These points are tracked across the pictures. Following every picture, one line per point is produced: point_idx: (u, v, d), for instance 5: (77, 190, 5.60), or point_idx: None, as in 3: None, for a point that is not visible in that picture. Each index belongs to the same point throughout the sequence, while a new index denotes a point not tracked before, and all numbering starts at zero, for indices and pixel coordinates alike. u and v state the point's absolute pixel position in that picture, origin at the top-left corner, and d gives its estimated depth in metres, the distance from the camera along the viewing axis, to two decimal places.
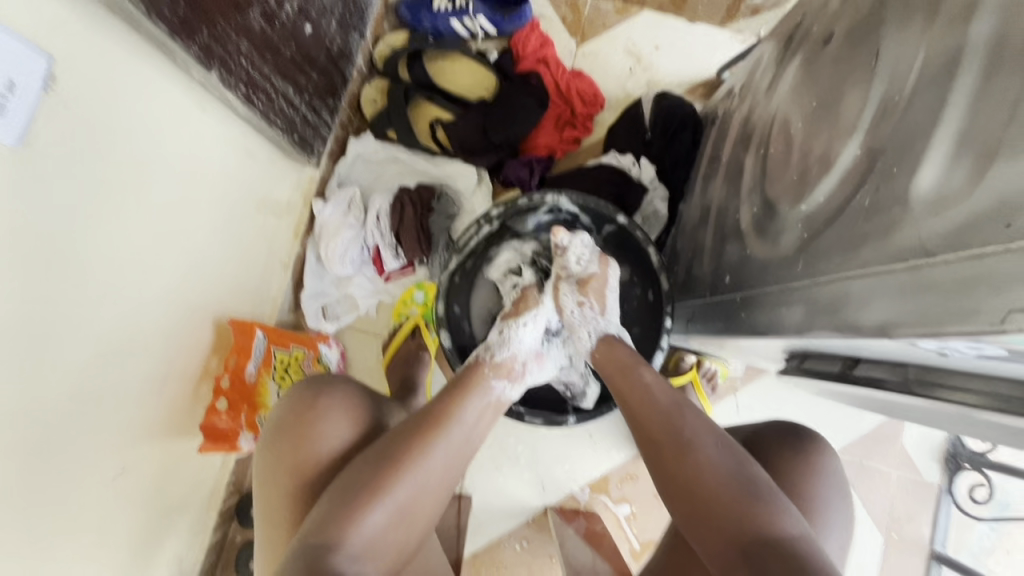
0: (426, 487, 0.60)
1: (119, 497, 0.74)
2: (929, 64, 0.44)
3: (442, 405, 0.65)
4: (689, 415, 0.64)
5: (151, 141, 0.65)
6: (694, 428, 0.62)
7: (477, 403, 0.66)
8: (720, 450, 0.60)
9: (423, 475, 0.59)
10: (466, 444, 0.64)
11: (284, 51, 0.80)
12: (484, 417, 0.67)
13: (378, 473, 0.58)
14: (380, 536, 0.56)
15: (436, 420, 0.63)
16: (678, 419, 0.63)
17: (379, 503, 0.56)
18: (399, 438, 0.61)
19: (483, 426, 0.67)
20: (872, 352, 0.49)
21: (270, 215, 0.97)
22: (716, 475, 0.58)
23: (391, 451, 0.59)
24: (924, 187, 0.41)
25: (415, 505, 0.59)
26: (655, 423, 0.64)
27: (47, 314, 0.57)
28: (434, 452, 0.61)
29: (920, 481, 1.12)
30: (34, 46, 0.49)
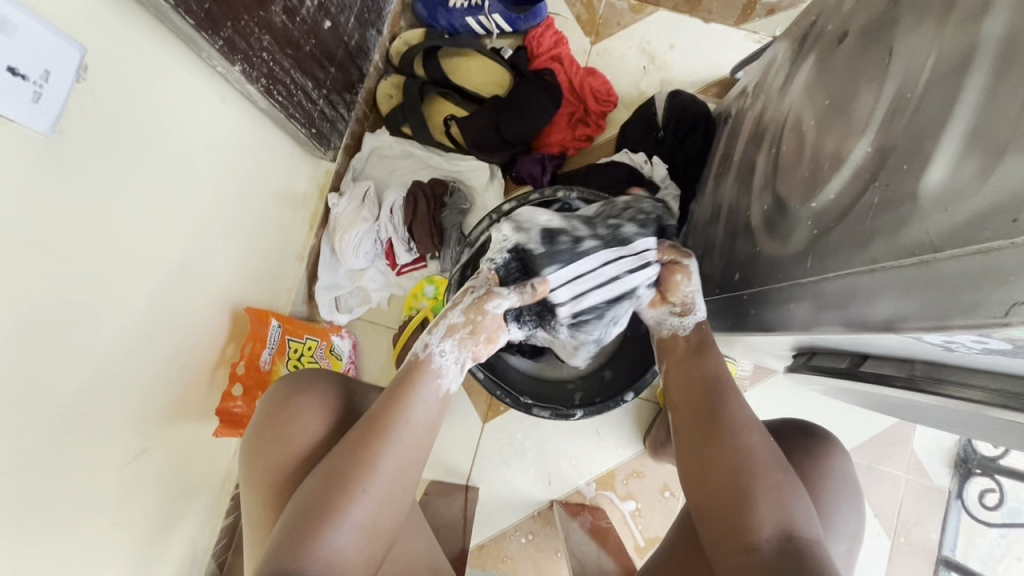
0: (392, 494, 0.58)
1: (136, 478, 0.76)
2: (942, 61, 0.44)
3: (385, 406, 0.61)
4: (743, 412, 0.63)
5: (176, 131, 0.67)
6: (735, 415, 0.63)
7: (423, 399, 0.63)
8: (763, 440, 0.60)
9: (386, 472, 0.58)
10: (420, 443, 0.62)
11: (304, 46, 0.82)
12: (432, 411, 0.64)
13: (334, 486, 0.56)
14: (349, 555, 0.55)
15: (382, 422, 0.60)
16: (731, 417, 0.63)
17: (343, 518, 0.55)
18: (354, 445, 0.59)
19: (434, 421, 0.64)
20: (878, 347, 0.50)
21: (287, 208, 0.99)
22: (757, 457, 0.59)
23: (348, 458, 0.58)
24: (933, 183, 0.41)
25: (383, 515, 0.58)
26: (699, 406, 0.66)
27: (73, 297, 0.59)
28: (391, 454, 0.59)
29: (930, 485, 1.11)
30: (68, 37, 0.51)
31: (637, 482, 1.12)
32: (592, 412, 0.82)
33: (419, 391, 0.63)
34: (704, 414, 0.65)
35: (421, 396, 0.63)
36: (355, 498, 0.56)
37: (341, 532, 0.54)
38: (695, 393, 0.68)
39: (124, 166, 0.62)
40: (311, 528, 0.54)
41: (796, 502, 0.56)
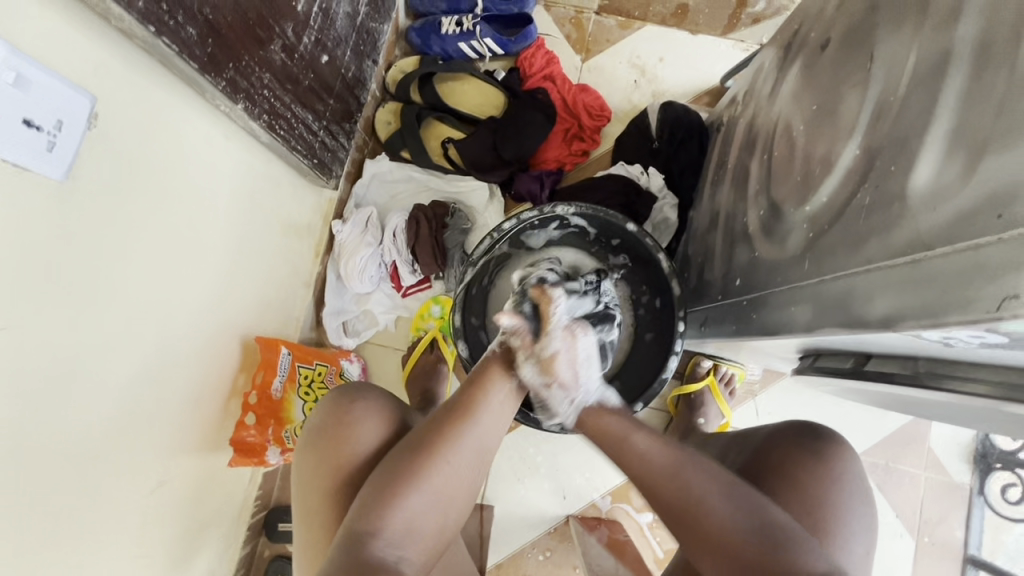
0: (463, 479, 0.61)
1: (155, 510, 0.77)
2: (921, 64, 0.46)
3: (464, 395, 0.65)
4: (693, 478, 0.61)
5: (182, 169, 0.70)
6: (697, 483, 0.60)
7: (506, 391, 0.67)
8: (720, 491, 0.59)
9: (463, 457, 0.61)
10: (490, 436, 0.64)
11: (303, 81, 0.84)
12: (510, 404, 0.68)
13: (411, 463, 0.59)
14: (418, 525, 0.57)
15: (459, 411, 0.63)
16: (690, 486, 0.60)
17: (418, 488, 0.57)
18: (435, 427, 0.62)
19: (508, 411, 0.68)
20: (879, 346, 0.50)
21: (293, 237, 1.01)
22: (727, 527, 0.57)
23: (426, 437, 0.61)
24: (921, 183, 0.42)
25: (453, 495, 0.60)
26: (662, 487, 0.62)
27: (90, 335, 0.61)
28: (469, 440, 0.62)
29: (950, 483, 1.10)
30: (78, 87, 0.53)
31: None
32: None
33: (500, 378, 0.68)
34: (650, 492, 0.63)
35: (505, 382, 0.68)
36: (432, 469, 0.58)
37: (415, 499, 0.57)
38: (634, 469, 0.65)
39: (136, 205, 0.64)
40: (391, 492, 0.57)
41: (800, 554, 0.54)
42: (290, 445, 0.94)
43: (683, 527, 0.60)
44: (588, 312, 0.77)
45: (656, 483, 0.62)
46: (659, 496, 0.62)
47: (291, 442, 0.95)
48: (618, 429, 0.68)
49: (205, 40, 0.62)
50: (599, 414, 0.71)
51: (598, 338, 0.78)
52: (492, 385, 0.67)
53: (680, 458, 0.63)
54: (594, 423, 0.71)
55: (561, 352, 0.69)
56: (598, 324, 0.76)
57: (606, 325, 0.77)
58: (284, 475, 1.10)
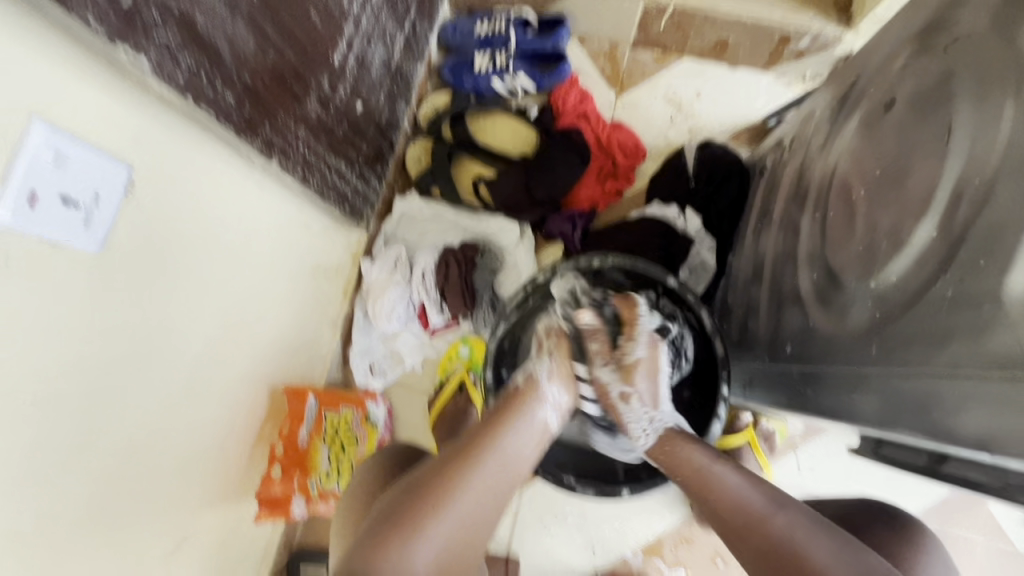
0: (473, 527, 0.57)
1: (179, 566, 0.76)
2: (1016, 147, 0.41)
3: (498, 409, 0.66)
4: (783, 524, 0.58)
5: (217, 226, 0.69)
6: (787, 528, 0.57)
7: (527, 430, 0.64)
8: (822, 538, 0.56)
9: (473, 499, 0.58)
10: (514, 462, 0.62)
11: (337, 130, 0.83)
12: (531, 444, 0.64)
13: (438, 475, 0.58)
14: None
15: (492, 425, 0.63)
16: (779, 537, 0.57)
17: (421, 535, 0.54)
18: (467, 446, 0.61)
19: (530, 452, 0.64)
20: (962, 454, 0.45)
21: (322, 279, 1.00)
22: None
23: (436, 474, 0.58)
24: (1020, 289, 0.38)
25: (463, 542, 0.56)
26: (747, 535, 0.59)
27: (122, 400, 0.60)
28: (482, 480, 0.59)
29: (1011, 551, 1.01)
30: (114, 157, 0.52)
31: (686, 549, 1.06)
32: (639, 490, 0.79)
33: (519, 420, 0.65)
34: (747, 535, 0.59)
35: (525, 423, 0.65)
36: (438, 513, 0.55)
37: (420, 549, 0.54)
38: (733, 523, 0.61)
39: (172, 265, 0.63)
40: (395, 535, 0.54)
41: None
42: (314, 493, 0.94)
43: (762, 565, 0.57)
44: (625, 374, 0.70)
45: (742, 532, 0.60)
46: (746, 545, 0.59)
47: (316, 490, 0.94)
48: (701, 464, 0.65)
49: (243, 104, 0.61)
50: (673, 441, 0.69)
51: (643, 408, 0.71)
52: (513, 424, 0.64)
53: (765, 504, 0.60)
54: (666, 454, 0.69)
55: (642, 362, 0.70)
56: (637, 385, 0.70)
57: (653, 380, 0.71)
58: (307, 517, 1.08)
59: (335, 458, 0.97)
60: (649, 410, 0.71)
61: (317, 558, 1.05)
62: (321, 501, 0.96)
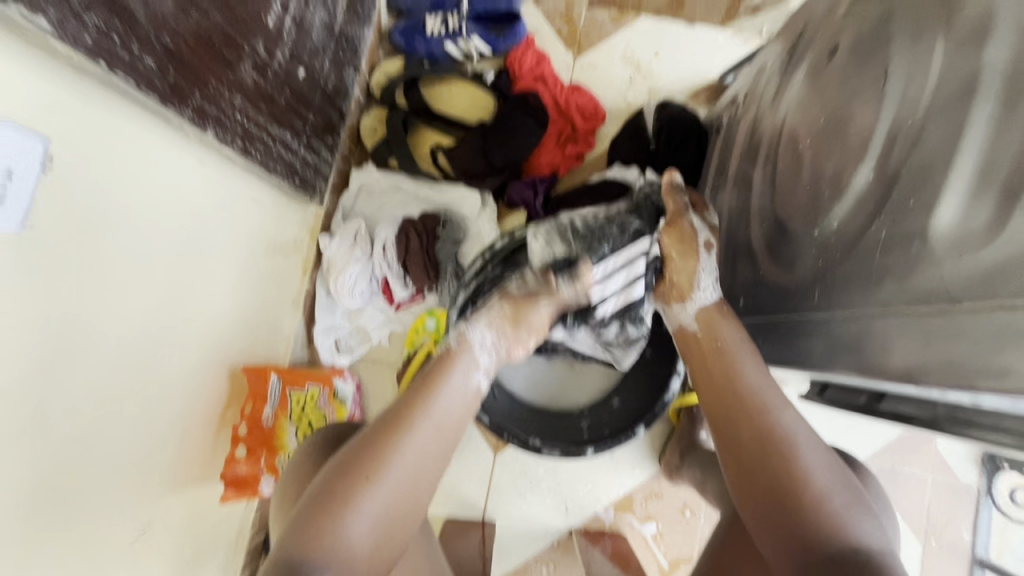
0: (410, 497, 0.57)
1: (146, 551, 0.76)
2: (944, 86, 0.42)
3: (429, 372, 0.65)
4: (785, 420, 0.60)
5: (156, 201, 0.66)
6: (786, 424, 0.60)
7: (455, 394, 0.64)
8: (818, 454, 0.57)
9: (405, 467, 0.57)
10: (445, 424, 0.62)
11: (278, 98, 0.79)
12: (461, 404, 0.64)
13: (371, 447, 0.57)
14: (359, 550, 0.53)
15: (421, 389, 0.63)
16: (780, 430, 0.59)
17: (354, 512, 0.53)
18: (396, 412, 0.60)
19: (459, 415, 0.63)
20: (896, 388, 0.47)
21: (278, 256, 0.97)
22: (817, 485, 0.55)
23: (368, 449, 0.57)
24: (945, 225, 0.39)
25: (399, 513, 0.56)
26: (746, 420, 0.61)
27: (64, 387, 0.58)
28: (415, 449, 0.58)
29: (956, 485, 1.07)
30: (30, 130, 0.48)
31: (656, 503, 1.09)
32: (603, 449, 0.81)
33: (448, 382, 0.64)
34: (748, 440, 0.60)
35: (455, 388, 0.64)
36: (372, 488, 0.55)
37: (357, 525, 0.53)
38: (734, 412, 0.63)
39: (104, 245, 0.60)
40: (327, 515, 0.52)
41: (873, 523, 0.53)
42: (283, 473, 0.93)
43: (760, 459, 0.58)
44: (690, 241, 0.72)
45: (744, 414, 0.62)
46: (743, 426, 0.61)
47: None
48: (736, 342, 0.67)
49: (166, 69, 0.57)
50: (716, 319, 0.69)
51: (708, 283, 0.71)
52: (439, 390, 0.63)
53: (775, 401, 0.62)
54: (705, 331, 0.69)
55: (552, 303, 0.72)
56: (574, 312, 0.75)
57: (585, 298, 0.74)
58: None
59: (302, 436, 0.98)
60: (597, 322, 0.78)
61: None
62: None
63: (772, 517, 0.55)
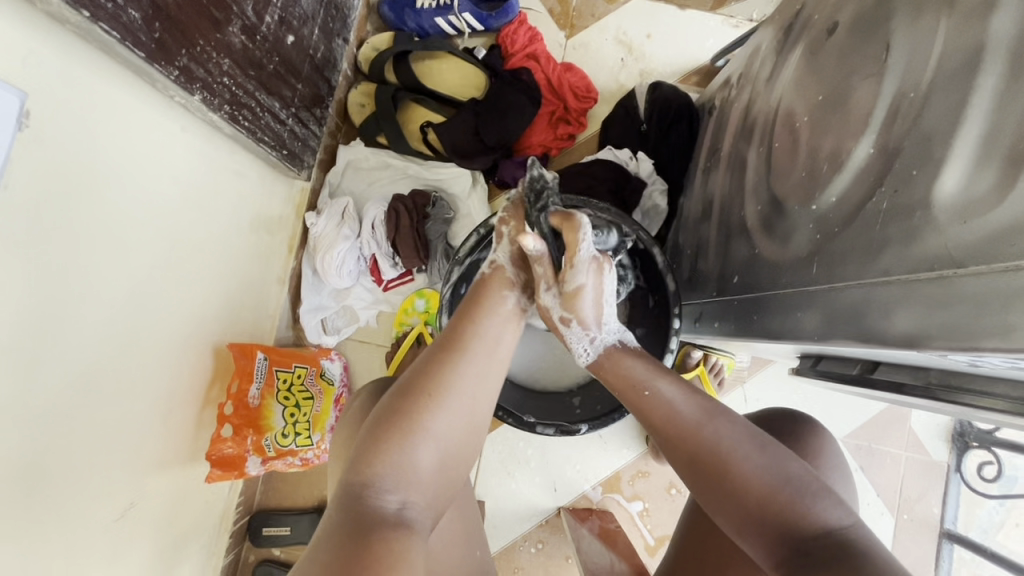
0: (470, 422, 0.57)
1: (128, 531, 0.73)
2: (948, 57, 0.42)
3: (473, 297, 0.65)
4: (719, 428, 0.58)
5: (140, 166, 0.63)
6: (722, 435, 0.57)
7: (502, 317, 0.64)
8: (758, 455, 0.55)
9: (466, 389, 0.57)
10: (496, 348, 0.61)
11: (266, 65, 0.77)
12: (509, 329, 0.64)
13: (436, 370, 0.56)
14: (425, 474, 0.53)
15: (472, 313, 0.63)
16: (711, 444, 0.57)
17: (423, 433, 0.53)
18: (452, 337, 0.60)
19: (508, 338, 0.63)
20: (891, 356, 0.48)
21: (263, 231, 0.95)
22: (756, 488, 0.53)
23: (422, 375, 0.56)
24: (947, 192, 0.40)
25: (461, 436, 0.56)
26: (686, 440, 0.59)
27: (42, 358, 0.55)
28: (472, 372, 0.58)
29: (929, 461, 1.12)
30: (5, 82, 0.45)
31: (643, 482, 1.11)
32: (597, 426, 0.81)
33: (493, 302, 0.65)
34: (695, 471, 0.58)
35: (498, 308, 0.64)
36: (432, 409, 0.54)
37: (421, 447, 0.53)
38: (672, 434, 0.60)
39: (83, 210, 0.57)
40: (391, 438, 0.52)
41: (825, 499, 0.52)
42: (270, 453, 0.91)
43: (699, 478, 0.57)
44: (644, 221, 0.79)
45: (681, 435, 0.59)
46: (679, 450, 0.59)
47: (271, 450, 0.92)
48: (642, 376, 0.64)
49: (152, 24, 0.56)
50: (620, 358, 0.67)
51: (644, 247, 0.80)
52: (487, 314, 0.63)
53: (700, 413, 0.59)
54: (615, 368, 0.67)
55: (586, 286, 0.66)
56: (580, 312, 0.68)
57: (596, 303, 0.68)
58: (266, 480, 1.06)
59: (290, 416, 0.95)
60: (589, 331, 0.69)
61: (278, 518, 1.03)
62: (279, 460, 0.94)
63: (743, 524, 0.54)
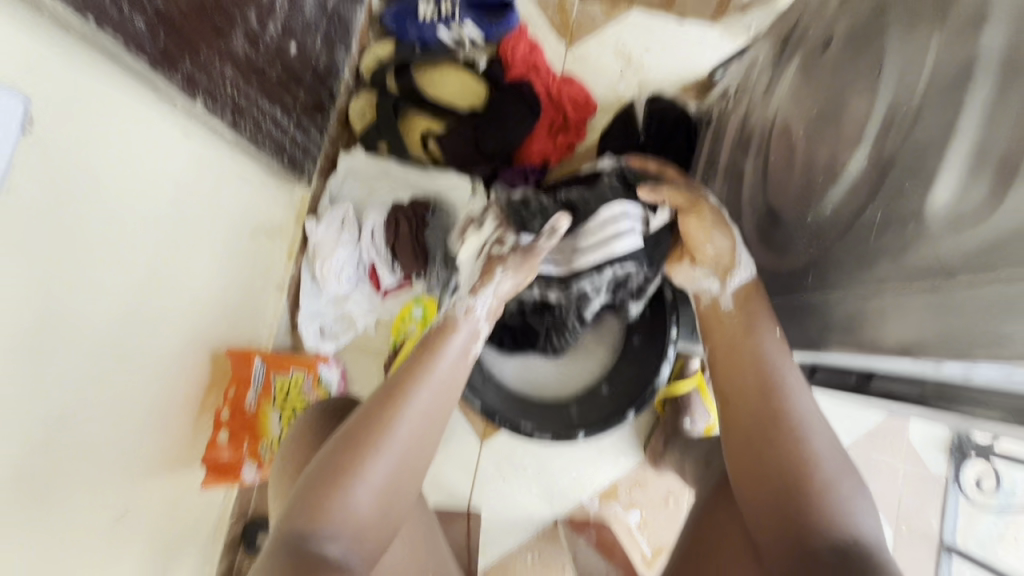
0: (411, 462, 0.57)
1: (122, 537, 0.73)
2: (940, 70, 0.43)
3: (427, 339, 0.64)
4: (791, 412, 0.58)
5: (141, 172, 0.64)
6: (796, 415, 0.58)
7: (455, 358, 0.63)
8: (824, 446, 0.56)
9: (407, 434, 0.57)
10: (447, 393, 0.61)
11: (269, 73, 0.78)
12: (461, 371, 0.64)
13: (379, 415, 0.56)
14: (364, 518, 0.53)
15: (421, 354, 0.62)
16: (784, 429, 0.57)
17: (362, 479, 0.53)
18: (400, 382, 0.59)
19: (459, 380, 0.63)
20: (886, 365, 0.49)
21: (263, 237, 0.95)
22: (812, 468, 0.54)
23: (366, 419, 0.56)
24: (940, 204, 0.40)
25: (401, 478, 0.56)
26: (750, 418, 0.59)
27: (40, 362, 0.55)
28: (416, 417, 0.58)
29: (927, 474, 1.11)
30: (10, 87, 0.46)
31: (641, 492, 1.11)
32: (592, 434, 0.82)
33: (449, 339, 0.65)
34: (754, 447, 0.58)
35: (450, 349, 0.63)
36: (376, 455, 0.54)
37: (363, 491, 0.53)
38: (747, 392, 0.61)
39: (85, 215, 0.57)
40: (331, 485, 0.52)
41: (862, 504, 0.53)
42: (267, 459, 0.92)
43: (754, 458, 0.58)
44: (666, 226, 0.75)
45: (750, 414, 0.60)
46: (742, 422, 0.60)
47: (267, 456, 0.92)
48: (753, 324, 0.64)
49: (157, 32, 0.57)
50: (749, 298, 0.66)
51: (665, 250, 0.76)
52: (438, 355, 0.62)
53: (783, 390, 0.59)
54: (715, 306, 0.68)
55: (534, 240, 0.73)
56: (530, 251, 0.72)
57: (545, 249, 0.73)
58: (262, 488, 1.05)
59: (287, 423, 0.96)
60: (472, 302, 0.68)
61: None
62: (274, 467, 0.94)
63: (771, 498, 0.55)
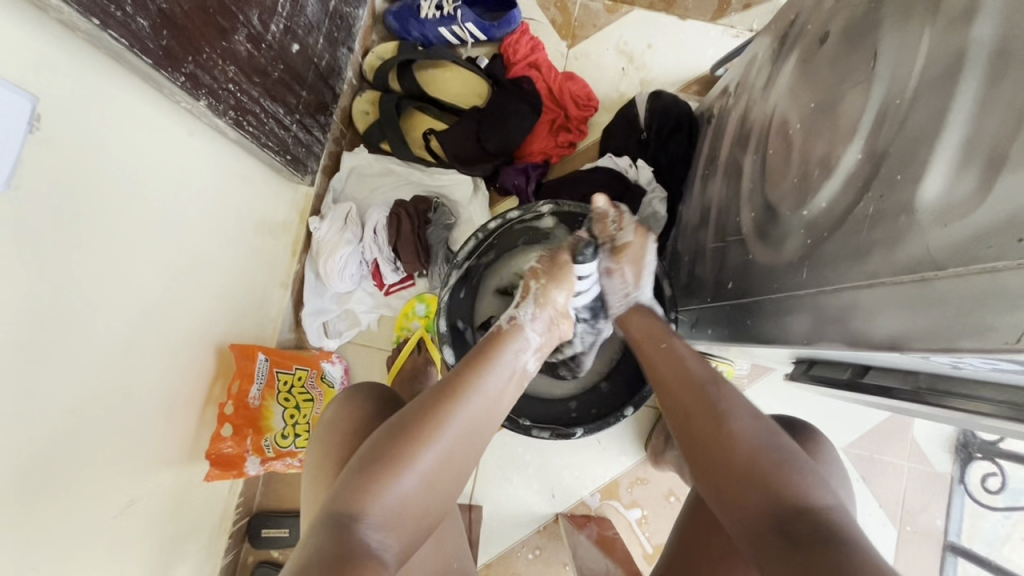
0: (457, 462, 0.57)
1: (129, 527, 0.74)
2: (933, 62, 0.43)
3: (483, 347, 0.65)
4: (727, 416, 0.59)
5: (146, 170, 0.65)
6: (729, 416, 0.59)
7: (508, 370, 0.64)
8: (754, 423, 0.58)
9: (457, 434, 0.57)
10: (497, 404, 0.62)
11: (271, 72, 0.79)
12: (511, 386, 0.64)
13: (433, 410, 0.57)
14: (408, 509, 0.54)
15: (476, 359, 0.63)
16: (715, 424, 0.59)
17: (410, 470, 0.54)
18: (456, 382, 0.60)
19: (507, 396, 0.64)
20: (882, 360, 0.48)
21: (267, 234, 0.96)
22: (762, 455, 0.55)
23: (421, 415, 0.56)
24: (929, 196, 0.41)
25: (446, 472, 0.57)
26: (688, 404, 0.63)
27: (49, 354, 0.57)
28: (468, 416, 0.58)
29: (932, 473, 1.10)
30: (17, 87, 0.47)
31: (642, 489, 1.11)
32: (593, 430, 0.82)
33: (503, 356, 0.65)
34: (697, 438, 0.60)
35: (505, 361, 0.64)
36: (426, 448, 0.55)
37: (408, 480, 0.53)
38: (676, 372, 0.67)
39: (91, 210, 0.59)
40: (380, 475, 0.53)
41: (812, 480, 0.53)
42: (270, 454, 0.93)
43: (707, 450, 0.59)
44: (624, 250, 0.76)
45: (684, 392, 0.64)
46: (684, 412, 0.63)
47: (271, 450, 0.93)
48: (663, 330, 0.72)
49: (160, 31, 0.58)
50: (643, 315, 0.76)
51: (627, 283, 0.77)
52: (493, 363, 0.63)
53: (707, 398, 0.62)
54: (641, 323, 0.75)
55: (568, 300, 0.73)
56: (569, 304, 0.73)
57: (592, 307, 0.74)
58: (266, 481, 1.06)
59: (290, 417, 0.97)
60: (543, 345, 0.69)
61: (277, 520, 1.04)
62: (276, 462, 0.94)
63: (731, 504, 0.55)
